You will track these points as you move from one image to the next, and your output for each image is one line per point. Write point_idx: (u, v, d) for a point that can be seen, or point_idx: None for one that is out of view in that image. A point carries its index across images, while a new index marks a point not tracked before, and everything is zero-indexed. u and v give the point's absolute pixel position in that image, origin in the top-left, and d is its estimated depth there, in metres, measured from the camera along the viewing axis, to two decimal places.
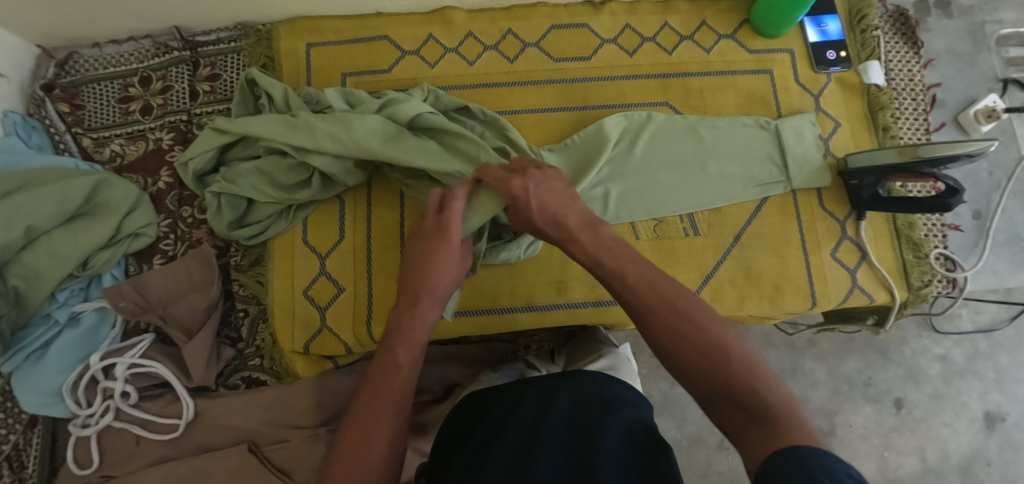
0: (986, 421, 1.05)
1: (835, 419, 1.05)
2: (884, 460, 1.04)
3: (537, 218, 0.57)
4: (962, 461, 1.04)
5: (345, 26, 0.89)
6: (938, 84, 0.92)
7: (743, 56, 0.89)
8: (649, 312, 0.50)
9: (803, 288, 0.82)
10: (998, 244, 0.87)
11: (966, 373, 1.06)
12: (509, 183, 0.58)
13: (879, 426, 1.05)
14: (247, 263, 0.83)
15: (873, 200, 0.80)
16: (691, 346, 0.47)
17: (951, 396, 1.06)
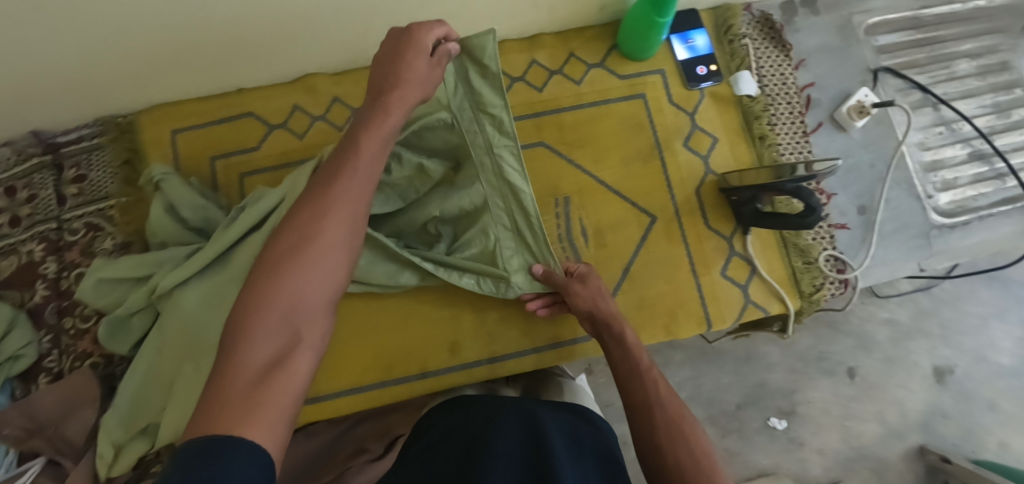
0: (936, 376, 1.10)
1: (795, 398, 1.08)
2: (846, 430, 1.07)
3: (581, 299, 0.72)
4: (921, 417, 1.08)
5: (207, 107, 0.90)
6: (811, 84, 0.92)
7: (613, 83, 0.89)
8: (625, 381, 0.67)
9: (696, 311, 0.82)
10: (886, 235, 0.88)
11: (914, 333, 1.12)
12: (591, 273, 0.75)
13: (837, 397, 1.08)
14: None
15: (754, 217, 0.80)
16: (664, 432, 0.61)
17: (902, 357, 1.10)
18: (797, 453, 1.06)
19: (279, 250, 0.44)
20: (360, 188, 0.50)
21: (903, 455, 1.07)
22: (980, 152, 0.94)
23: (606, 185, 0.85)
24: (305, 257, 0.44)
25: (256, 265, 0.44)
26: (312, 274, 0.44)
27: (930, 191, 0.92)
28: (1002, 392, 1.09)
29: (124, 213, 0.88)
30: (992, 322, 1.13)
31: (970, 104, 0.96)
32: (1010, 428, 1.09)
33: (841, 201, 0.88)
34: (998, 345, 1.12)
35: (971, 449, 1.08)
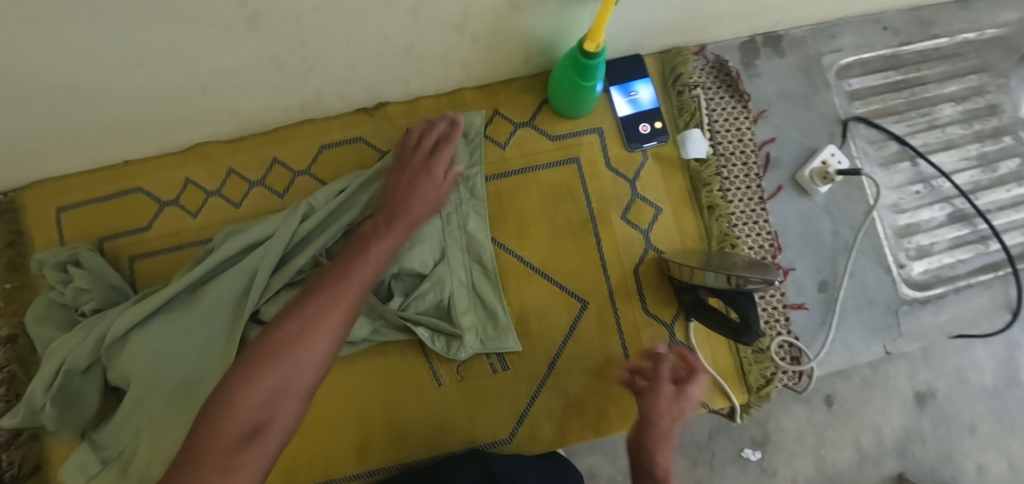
0: (918, 400, 0.93)
1: (767, 426, 0.91)
2: (821, 459, 0.91)
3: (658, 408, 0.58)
4: (897, 443, 0.91)
5: (92, 182, 0.81)
6: (771, 139, 0.81)
7: (543, 146, 0.79)
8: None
9: (630, 410, 0.74)
10: (846, 314, 0.79)
11: (894, 357, 0.93)
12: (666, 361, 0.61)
13: (812, 423, 0.91)
14: (24, 474, 0.78)
15: (694, 307, 0.72)
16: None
17: (880, 381, 0.92)
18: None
19: (276, 343, 0.44)
20: (347, 320, 0.47)
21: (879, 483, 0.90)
22: (961, 212, 0.83)
23: (532, 265, 0.77)
24: (290, 376, 0.44)
25: (247, 351, 0.44)
26: (280, 388, 0.43)
27: (903, 259, 0.82)
28: (985, 415, 0.92)
29: (10, 300, 0.81)
30: (976, 343, 0.93)
31: (952, 156, 0.84)
32: (992, 450, 0.92)
33: (800, 276, 0.79)
34: (980, 365, 0.94)
35: (951, 473, 0.91)
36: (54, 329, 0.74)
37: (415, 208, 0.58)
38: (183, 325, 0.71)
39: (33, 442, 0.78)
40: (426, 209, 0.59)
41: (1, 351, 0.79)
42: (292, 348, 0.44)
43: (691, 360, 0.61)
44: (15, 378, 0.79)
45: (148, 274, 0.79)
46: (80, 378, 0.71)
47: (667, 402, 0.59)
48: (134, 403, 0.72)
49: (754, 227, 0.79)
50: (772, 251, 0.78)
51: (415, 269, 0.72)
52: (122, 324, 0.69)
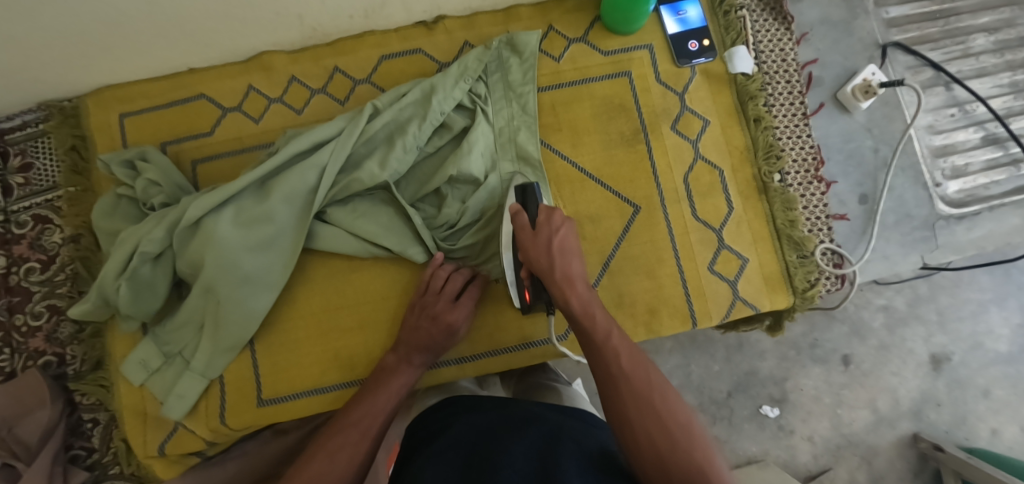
0: (933, 363, 1.04)
1: (787, 386, 1.03)
2: (838, 417, 1.02)
3: (547, 256, 0.63)
4: (913, 405, 1.03)
5: (155, 89, 0.82)
6: (813, 60, 0.85)
7: (597, 60, 0.82)
8: (594, 346, 0.57)
9: (681, 309, 0.77)
10: (887, 227, 0.83)
11: (909, 320, 1.04)
12: (553, 210, 0.66)
13: (829, 384, 1.03)
14: (87, 368, 0.80)
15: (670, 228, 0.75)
16: (628, 385, 0.52)
17: (896, 345, 1.03)
18: (786, 441, 1.02)
19: (360, 393, 0.66)
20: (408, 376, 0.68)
21: (894, 443, 1.02)
22: (994, 136, 0.87)
23: (586, 172, 0.79)
24: (365, 425, 0.62)
25: (345, 413, 0.63)
26: (361, 438, 0.60)
27: (939, 178, 0.85)
28: (999, 380, 1.03)
29: (72, 203, 0.82)
30: (991, 309, 1.04)
31: (985, 83, 0.88)
32: (1004, 415, 1.03)
33: (842, 189, 0.82)
34: (995, 332, 1.04)
35: (964, 436, 1.02)
36: (124, 222, 0.76)
37: (453, 312, 0.71)
38: (252, 216, 0.72)
39: (95, 338, 0.80)
40: (460, 316, 0.71)
41: (65, 251, 0.83)
42: (377, 388, 0.66)
43: (523, 213, 0.66)
44: (78, 275, 0.82)
45: (209, 177, 0.81)
46: (150, 266, 0.72)
47: (546, 242, 0.63)
48: (204, 292, 0.73)
49: (798, 141, 0.82)
50: (814, 164, 0.81)
51: (473, 174, 0.75)
52: (194, 212, 0.70)
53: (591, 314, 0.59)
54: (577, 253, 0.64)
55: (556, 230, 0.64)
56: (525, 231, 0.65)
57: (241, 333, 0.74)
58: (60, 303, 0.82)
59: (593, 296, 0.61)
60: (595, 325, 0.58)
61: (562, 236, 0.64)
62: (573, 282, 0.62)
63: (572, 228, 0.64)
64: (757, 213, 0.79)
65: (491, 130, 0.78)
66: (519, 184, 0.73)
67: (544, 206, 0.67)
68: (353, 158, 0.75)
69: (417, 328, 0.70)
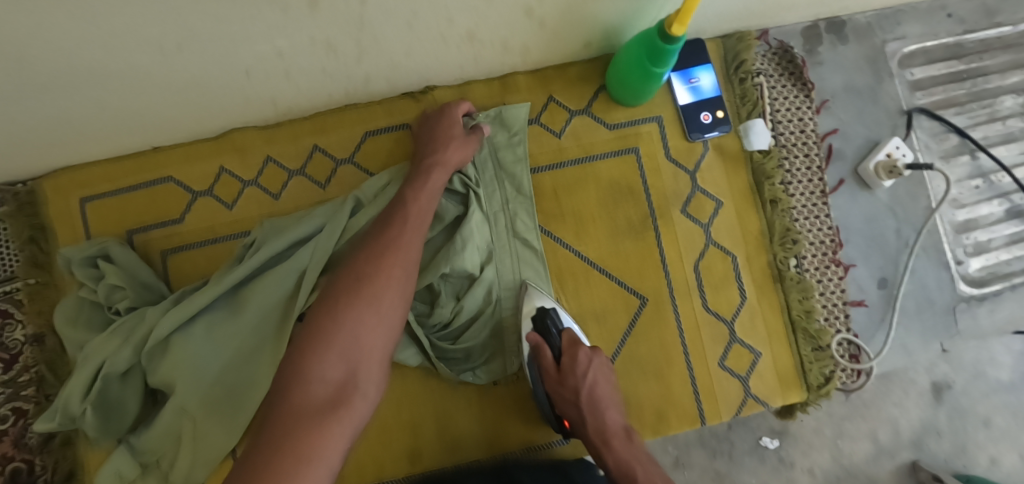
0: (935, 391, 0.90)
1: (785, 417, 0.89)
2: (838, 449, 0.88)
3: (582, 407, 0.64)
4: (914, 435, 0.89)
5: (116, 171, 0.75)
6: (833, 131, 0.79)
7: (601, 136, 0.75)
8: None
9: (690, 410, 0.72)
10: (907, 314, 0.77)
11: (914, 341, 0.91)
12: (577, 351, 0.65)
13: (830, 416, 0.90)
14: (58, 480, 0.74)
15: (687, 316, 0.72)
16: None
17: (900, 373, 0.91)
18: (785, 475, 0.87)
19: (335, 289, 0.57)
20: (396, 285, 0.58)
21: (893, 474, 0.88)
22: (1019, 208, 0.82)
23: (591, 262, 0.73)
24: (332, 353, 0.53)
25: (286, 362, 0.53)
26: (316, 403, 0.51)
27: (961, 255, 0.80)
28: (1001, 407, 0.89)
29: (33, 297, 0.76)
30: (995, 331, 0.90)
31: (1011, 150, 0.83)
32: (1004, 444, 0.89)
33: (862, 274, 0.77)
34: (998, 358, 0.91)
35: (964, 464, 0.88)
36: (86, 331, 0.69)
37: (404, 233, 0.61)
38: (227, 327, 0.65)
39: (66, 448, 0.74)
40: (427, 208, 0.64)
41: (28, 350, 0.76)
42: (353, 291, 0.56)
43: (546, 348, 0.66)
44: (43, 378, 0.75)
45: (181, 270, 0.74)
46: (118, 383, 0.66)
47: (574, 393, 0.64)
48: (177, 411, 0.67)
49: (816, 223, 0.76)
50: (832, 247, 0.76)
51: (467, 270, 0.68)
52: (162, 329, 0.63)
53: (630, 472, 0.60)
54: (610, 401, 0.65)
55: (581, 376, 0.64)
56: (550, 375, 0.65)
57: (219, 448, 0.68)
58: (26, 407, 0.76)
59: (632, 451, 0.62)
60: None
61: (590, 381, 0.64)
62: (608, 440, 0.63)
63: (600, 366, 0.65)
64: (772, 304, 0.74)
65: (486, 218, 0.71)
66: (537, 305, 0.69)
67: (567, 342, 0.66)
68: (337, 257, 0.68)
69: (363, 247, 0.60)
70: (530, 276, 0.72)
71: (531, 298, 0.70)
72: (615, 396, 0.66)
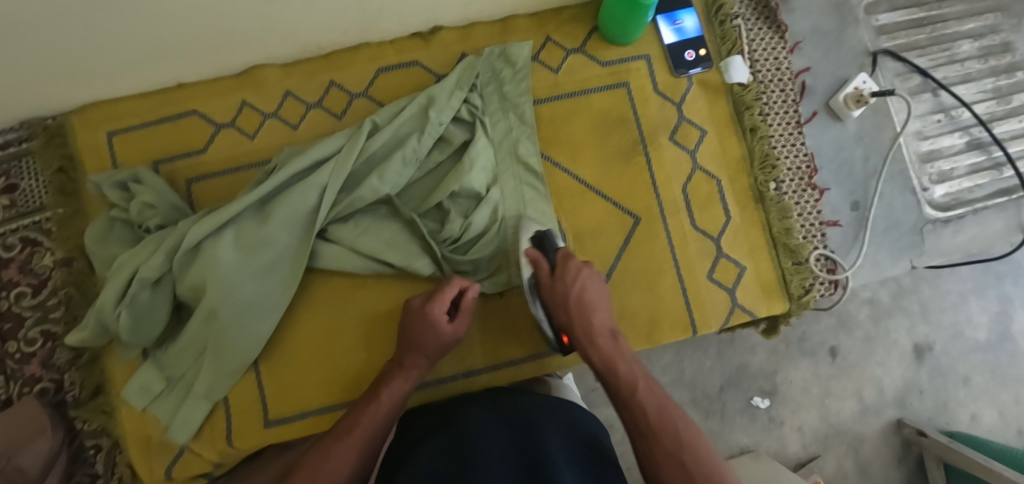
0: (916, 353, 1.09)
1: (777, 378, 1.07)
2: (826, 408, 1.07)
3: (572, 308, 0.64)
4: (896, 393, 1.08)
5: (144, 106, 0.81)
6: (806, 69, 0.86)
7: (594, 72, 0.82)
8: (623, 403, 0.59)
9: (681, 318, 0.78)
10: (878, 233, 0.84)
11: (893, 311, 1.10)
12: (567, 263, 0.66)
13: (817, 375, 1.08)
14: (86, 395, 0.78)
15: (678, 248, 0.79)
16: (655, 440, 0.55)
17: (881, 336, 1.09)
18: (778, 432, 1.06)
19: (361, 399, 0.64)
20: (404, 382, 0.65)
21: (879, 430, 1.07)
22: (979, 141, 0.89)
23: (587, 184, 0.79)
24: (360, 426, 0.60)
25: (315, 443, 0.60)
26: (347, 448, 0.57)
27: (926, 183, 0.87)
28: (978, 366, 1.09)
29: (62, 225, 0.81)
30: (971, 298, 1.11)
31: (970, 88, 0.90)
32: (983, 400, 1.09)
33: (835, 197, 0.84)
34: (974, 320, 1.11)
35: (946, 420, 1.08)
36: (119, 246, 0.75)
37: (433, 303, 0.67)
38: (251, 238, 0.71)
39: (93, 364, 0.78)
40: (444, 316, 0.66)
41: (57, 274, 0.81)
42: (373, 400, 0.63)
43: (542, 262, 0.66)
44: (72, 299, 0.79)
45: (203, 196, 0.80)
46: (149, 292, 0.71)
47: (563, 296, 0.65)
48: (205, 318, 0.72)
49: (793, 149, 0.84)
50: (808, 172, 0.83)
51: (474, 189, 0.75)
52: (191, 237, 0.68)
53: (613, 369, 0.61)
54: (599, 304, 0.65)
55: (572, 283, 0.64)
56: (544, 282, 0.66)
57: (244, 355, 0.73)
58: (55, 329, 0.81)
59: (621, 351, 0.63)
60: (620, 381, 0.60)
61: (580, 287, 0.65)
62: (595, 339, 0.63)
63: (590, 274, 0.65)
64: (754, 222, 0.81)
65: (490, 144, 0.77)
66: (535, 231, 0.70)
67: (561, 254, 0.67)
68: (354, 176, 0.74)
69: (407, 330, 0.68)
70: (532, 197, 0.77)
71: (526, 227, 0.74)
72: (605, 300, 0.67)
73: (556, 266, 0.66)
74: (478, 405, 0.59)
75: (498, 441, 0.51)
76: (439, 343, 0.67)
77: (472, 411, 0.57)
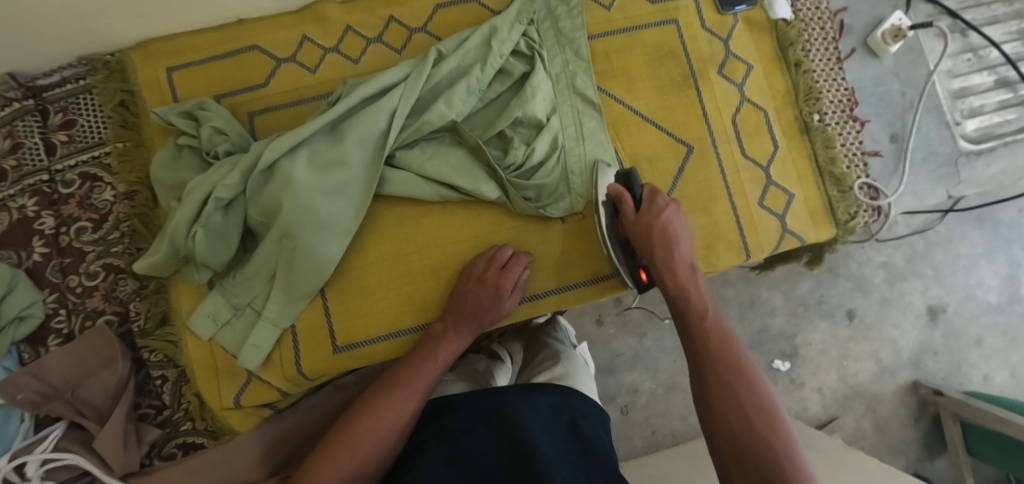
0: (930, 314, 1.20)
1: (796, 341, 1.18)
2: (844, 369, 1.19)
3: (654, 240, 0.68)
4: (912, 356, 1.20)
5: (205, 42, 0.82)
6: (844, 9, 0.89)
7: (645, 9, 0.85)
8: (690, 334, 0.61)
9: (736, 242, 0.81)
10: (916, 163, 0.89)
11: (908, 275, 1.20)
12: (657, 197, 0.70)
13: (835, 338, 1.19)
14: (152, 325, 0.80)
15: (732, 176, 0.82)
16: (711, 363, 0.57)
17: (897, 298, 1.20)
18: (798, 393, 1.18)
19: (417, 352, 0.70)
20: (459, 343, 0.72)
21: (896, 390, 1.20)
22: (1006, 79, 0.93)
23: (642, 114, 0.82)
24: (418, 380, 0.66)
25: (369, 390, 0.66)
26: (406, 400, 0.64)
27: (958, 118, 0.91)
28: (990, 329, 1.21)
29: (124, 159, 0.82)
30: (982, 262, 1.21)
31: (997, 30, 0.93)
32: (995, 361, 1.21)
33: (874, 128, 0.88)
34: (986, 283, 1.21)
35: (960, 381, 1.20)
36: (187, 173, 0.76)
37: (504, 277, 0.74)
38: (324, 159, 0.72)
39: (159, 294, 0.80)
40: (511, 286, 0.74)
41: (119, 207, 0.82)
42: (429, 355, 0.69)
43: (627, 197, 0.70)
44: (135, 232, 0.81)
45: (266, 128, 0.81)
46: (221, 215, 0.72)
47: (648, 228, 0.68)
48: (277, 240, 0.73)
49: (834, 84, 0.87)
50: (849, 105, 0.87)
51: (537, 117, 0.77)
52: (268, 156, 0.70)
53: (686, 298, 0.65)
54: (682, 237, 0.69)
55: (657, 216, 0.69)
56: (629, 216, 0.70)
57: (314, 279, 0.75)
58: (117, 262, 0.82)
59: (692, 285, 0.66)
60: (691, 309, 0.63)
61: (665, 221, 0.69)
62: (672, 267, 0.67)
63: (676, 211, 0.69)
64: (800, 151, 0.84)
65: (549, 76, 0.80)
66: (618, 169, 0.75)
67: (647, 191, 0.71)
68: (420, 103, 0.76)
69: (467, 298, 0.74)
70: (592, 125, 0.80)
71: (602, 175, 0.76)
72: (687, 238, 0.70)
73: (642, 202, 0.70)
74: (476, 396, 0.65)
75: (484, 447, 0.56)
76: (498, 313, 0.74)
77: (461, 414, 0.62)
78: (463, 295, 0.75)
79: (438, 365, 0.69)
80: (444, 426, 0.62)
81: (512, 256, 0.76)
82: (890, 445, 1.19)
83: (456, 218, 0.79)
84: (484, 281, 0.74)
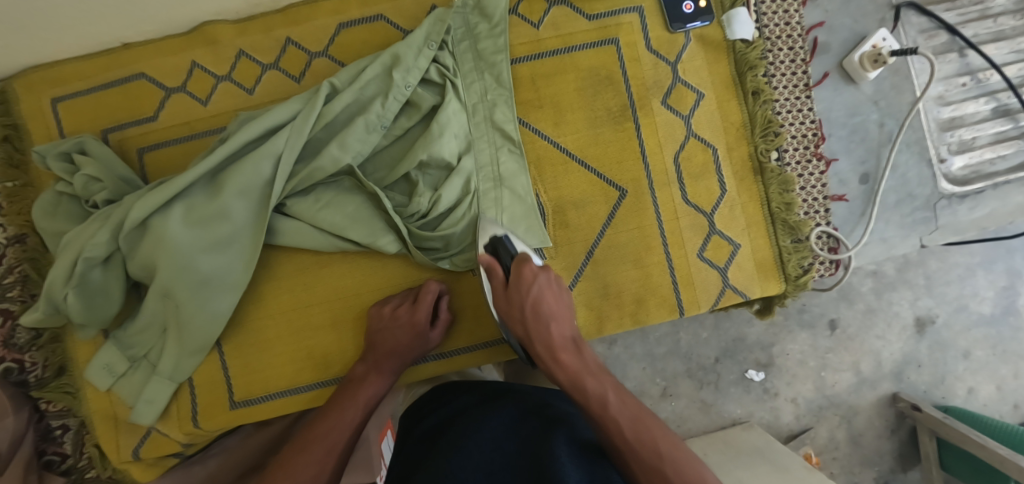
0: (918, 326, 0.98)
1: (773, 351, 0.98)
2: (821, 380, 0.99)
3: (530, 321, 0.59)
4: (894, 367, 0.99)
5: (89, 69, 0.73)
6: (819, 24, 0.78)
7: (581, 26, 0.73)
8: (591, 415, 0.51)
9: (669, 298, 0.73)
10: (887, 208, 0.80)
11: (897, 284, 0.97)
12: (524, 267, 0.61)
13: (814, 349, 0.98)
14: (50, 374, 0.77)
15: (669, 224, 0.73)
16: (634, 455, 0.48)
17: (883, 308, 0.97)
18: (770, 403, 0.98)
19: (338, 399, 0.65)
20: (377, 387, 0.66)
21: (873, 403, 0.99)
22: (1006, 107, 0.81)
23: (569, 153, 0.72)
24: (332, 434, 0.60)
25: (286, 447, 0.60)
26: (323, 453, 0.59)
27: (944, 154, 0.81)
28: (980, 341, 0.99)
29: (12, 199, 0.75)
30: (978, 272, 0.98)
31: (1002, 48, 0.81)
32: (981, 375, 1.00)
33: (843, 167, 0.79)
34: (981, 294, 0.98)
35: (941, 395, 0.99)
36: (67, 222, 0.69)
37: (419, 311, 0.67)
38: (203, 212, 0.66)
39: (55, 343, 0.76)
40: (426, 319, 0.67)
41: (10, 252, 0.75)
42: (344, 403, 0.64)
43: (497, 269, 0.62)
44: (28, 277, 0.76)
45: (159, 167, 0.74)
46: (101, 270, 0.67)
47: (519, 304, 0.59)
48: (160, 298, 0.68)
49: (798, 115, 0.77)
50: (815, 140, 0.77)
51: (445, 159, 0.68)
52: (139, 212, 0.64)
53: (580, 384, 0.54)
54: (558, 313, 0.60)
55: (527, 289, 0.60)
56: (498, 292, 0.61)
57: (204, 336, 0.69)
58: (12, 308, 0.76)
59: (591, 366, 0.56)
60: (588, 396, 0.53)
61: (536, 295, 0.60)
62: (556, 353, 0.57)
63: (546, 280, 0.61)
64: (752, 195, 0.74)
65: (463, 108, 0.70)
66: (490, 235, 0.66)
67: (515, 260, 0.62)
68: (313, 144, 0.68)
69: (383, 336, 0.67)
70: (512, 167, 0.71)
71: (483, 230, 0.67)
72: (565, 310, 0.61)
73: (511, 275, 0.61)
74: (476, 386, 0.60)
75: (489, 458, 0.45)
76: (417, 349, 0.68)
77: (455, 407, 0.56)
78: (377, 334, 0.68)
79: (357, 414, 0.63)
80: (438, 417, 0.56)
81: (428, 288, 0.69)
82: (862, 455, 0.99)
83: (359, 270, 0.73)
84: (399, 316, 0.68)
